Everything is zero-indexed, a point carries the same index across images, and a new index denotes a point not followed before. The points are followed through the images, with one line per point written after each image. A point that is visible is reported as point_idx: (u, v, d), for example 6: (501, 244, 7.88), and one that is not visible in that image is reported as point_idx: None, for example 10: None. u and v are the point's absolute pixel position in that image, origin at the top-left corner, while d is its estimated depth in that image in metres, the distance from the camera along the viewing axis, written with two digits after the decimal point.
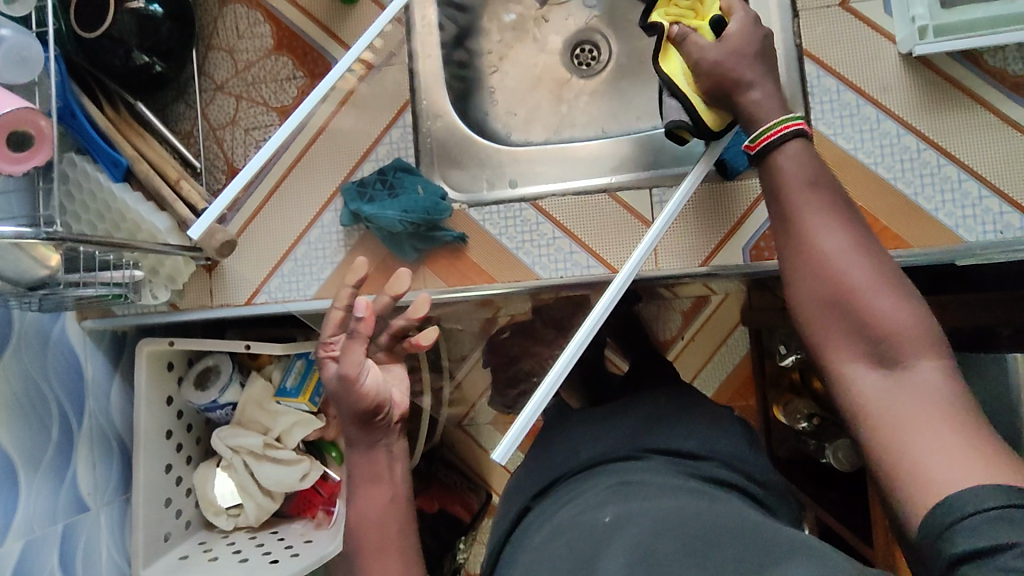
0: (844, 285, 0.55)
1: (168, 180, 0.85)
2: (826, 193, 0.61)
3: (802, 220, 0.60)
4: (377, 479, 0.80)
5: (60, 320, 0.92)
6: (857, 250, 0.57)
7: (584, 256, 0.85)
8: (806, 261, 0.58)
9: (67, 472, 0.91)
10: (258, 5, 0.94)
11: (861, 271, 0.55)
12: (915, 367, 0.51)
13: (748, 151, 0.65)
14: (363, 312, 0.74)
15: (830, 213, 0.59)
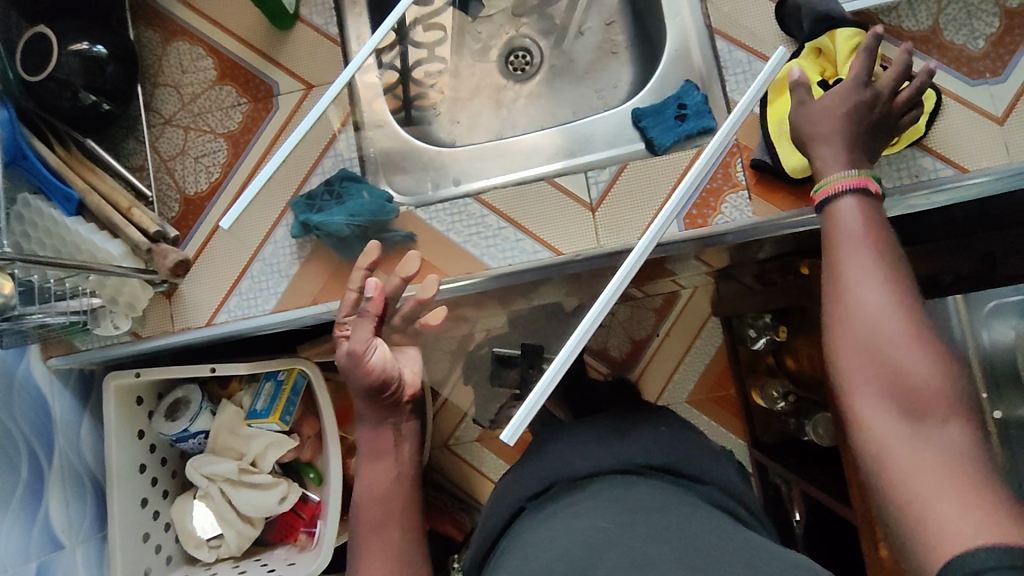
0: (876, 338, 0.54)
1: (120, 209, 0.88)
2: (871, 242, 0.59)
3: (845, 270, 0.58)
4: (379, 456, 0.85)
5: (24, 358, 0.93)
6: (901, 304, 0.55)
7: (530, 242, 0.88)
8: (842, 308, 0.57)
9: (39, 509, 0.91)
10: (199, 40, 0.96)
11: (902, 326, 0.54)
12: (938, 423, 0.50)
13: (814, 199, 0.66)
14: (373, 292, 0.81)
15: (874, 263, 0.58)
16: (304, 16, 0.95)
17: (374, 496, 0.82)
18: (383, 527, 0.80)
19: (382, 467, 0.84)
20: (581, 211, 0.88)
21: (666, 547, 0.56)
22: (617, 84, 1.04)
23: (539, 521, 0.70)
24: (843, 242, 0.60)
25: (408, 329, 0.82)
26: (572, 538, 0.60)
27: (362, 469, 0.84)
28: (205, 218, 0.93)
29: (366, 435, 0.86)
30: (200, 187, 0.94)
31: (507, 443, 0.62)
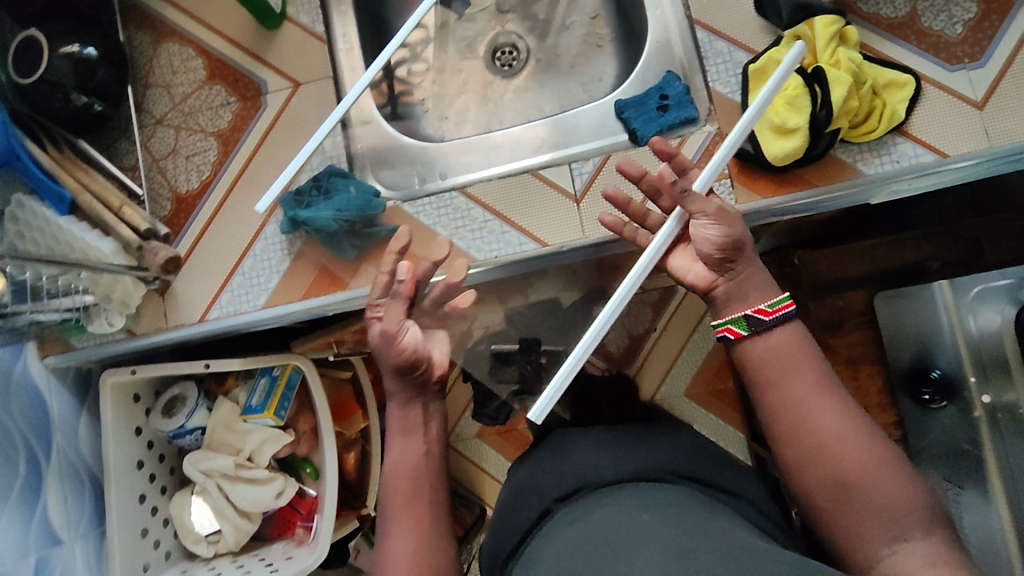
0: (846, 466, 0.63)
1: (111, 208, 0.89)
2: (811, 369, 0.67)
3: (798, 406, 0.66)
4: (409, 434, 0.80)
5: (21, 356, 0.94)
6: (854, 428, 0.64)
7: (515, 235, 0.89)
8: (808, 442, 0.65)
9: (38, 504, 0.93)
10: (189, 41, 0.97)
11: (859, 448, 0.63)
12: (920, 538, 0.59)
13: (762, 314, 0.68)
14: (405, 276, 0.78)
15: (819, 392, 0.66)
16: (291, 15, 0.96)
17: (403, 474, 0.77)
18: (409, 507, 0.75)
19: (413, 446, 0.79)
20: (566, 203, 0.89)
21: (708, 545, 0.59)
22: (603, 78, 1.05)
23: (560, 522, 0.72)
24: (794, 374, 0.67)
25: (437, 312, 0.83)
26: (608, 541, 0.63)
27: (394, 445, 0.80)
28: (197, 216, 0.94)
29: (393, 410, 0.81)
30: (191, 186, 0.95)
31: (536, 423, 0.67)
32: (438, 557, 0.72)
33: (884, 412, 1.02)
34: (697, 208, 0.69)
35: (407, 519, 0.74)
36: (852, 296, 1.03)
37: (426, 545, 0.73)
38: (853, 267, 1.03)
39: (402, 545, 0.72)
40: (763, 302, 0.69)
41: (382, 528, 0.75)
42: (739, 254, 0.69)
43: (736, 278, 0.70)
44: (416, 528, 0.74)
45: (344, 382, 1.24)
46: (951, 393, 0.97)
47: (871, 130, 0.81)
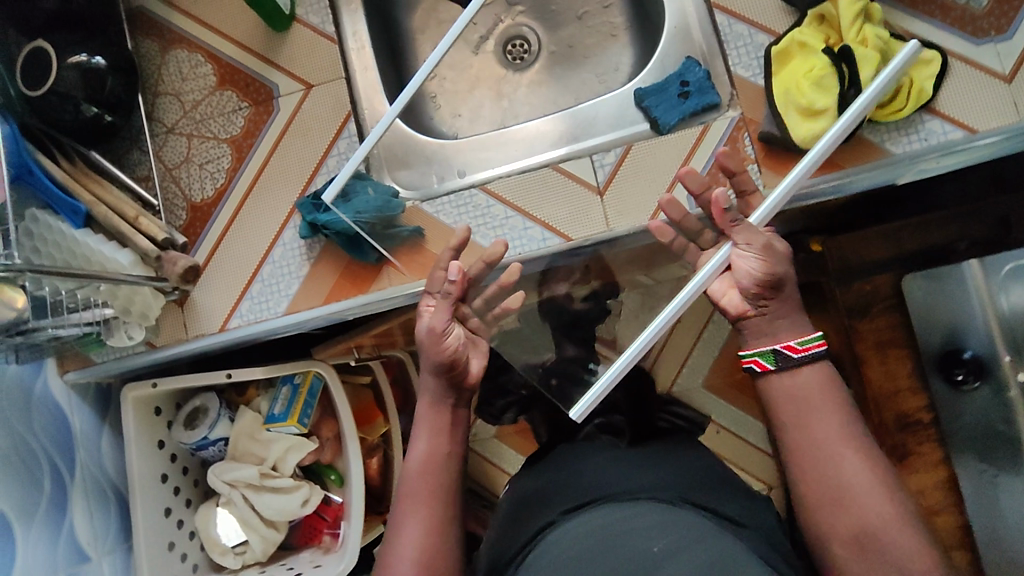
0: (867, 517, 0.61)
1: (127, 219, 0.87)
2: (837, 413, 0.65)
3: (821, 450, 0.64)
4: (437, 429, 0.77)
5: (41, 373, 0.93)
6: (876, 479, 0.62)
7: (538, 230, 0.87)
8: (830, 488, 0.63)
9: (64, 521, 0.91)
10: (198, 47, 0.96)
11: (880, 499, 0.61)
12: None
13: (791, 351, 0.67)
14: (457, 276, 0.79)
15: (843, 438, 0.64)
16: (301, 16, 0.95)
17: (425, 468, 0.73)
18: (424, 503, 0.72)
19: (439, 444, 0.76)
20: (589, 195, 0.87)
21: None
22: (618, 68, 1.03)
23: (571, 528, 0.71)
24: (817, 416, 0.65)
25: (486, 314, 0.82)
26: (625, 555, 0.63)
27: (418, 438, 0.76)
28: (213, 224, 0.93)
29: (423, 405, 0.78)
30: (206, 194, 0.94)
31: (578, 421, 0.70)
32: (447, 562, 0.69)
33: (916, 396, 0.99)
34: (745, 238, 0.68)
35: (422, 516, 0.71)
36: (879, 280, 1.00)
37: (438, 546, 0.70)
38: (879, 251, 1.01)
39: (412, 542, 0.69)
40: (792, 339, 0.67)
41: (392, 520, 0.72)
42: (774, 294, 0.68)
43: (766, 313, 0.69)
44: (432, 526, 0.70)
45: (364, 388, 1.25)
46: (984, 373, 0.96)
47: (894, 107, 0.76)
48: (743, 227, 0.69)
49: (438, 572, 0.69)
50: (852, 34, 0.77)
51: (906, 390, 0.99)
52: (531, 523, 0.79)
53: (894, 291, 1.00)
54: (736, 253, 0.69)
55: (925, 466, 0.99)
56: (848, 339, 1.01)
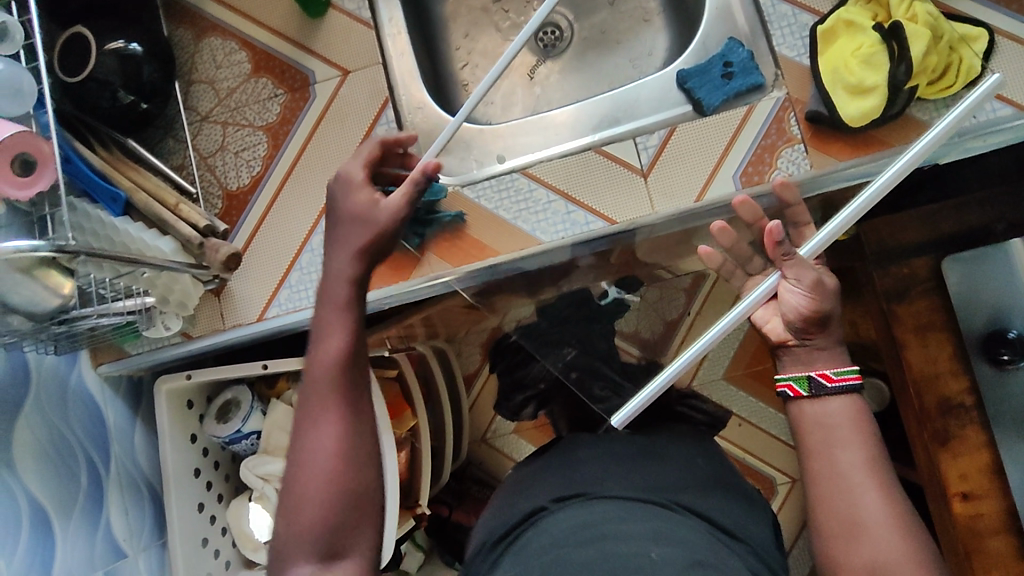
0: (879, 559, 0.56)
1: (168, 206, 0.85)
2: (863, 450, 0.61)
3: (841, 480, 0.60)
4: (351, 307, 0.63)
5: (75, 365, 0.91)
6: (898, 520, 0.58)
7: (582, 214, 0.87)
8: (844, 519, 0.59)
9: (101, 517, 0.90)
10: (231, 34, 0.95)
11: (898, 544, 0.57)
12: None
13: (826, 379, 0.64)
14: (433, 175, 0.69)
15: (868, 473, 0.59)
16: (335, 3, 0.94)
17: (334, 352, 0.60)
18: (337, 396, 0.59)
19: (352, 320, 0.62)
20: (632, 177, 0.87)
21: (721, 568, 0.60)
22: (651, 52, 1.03)
23: (560, 519, 0.72)
24: (843, 448, 0.61)
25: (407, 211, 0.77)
26: (619, 555, 0.64)
27: (325, 316, 0.62)
28: (251, 212, 0.92)
29: (332, 282, 0.64)
30: (242, 182, 0.92)
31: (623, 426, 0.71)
32: (364, 458, 0.58)
33: (958, 379, 0.99)
34: (793, 274, 0.67)
35: (332, 408, 0.59)
36: (917, 263, 1.00)
37: (356, 440, 0.59)
38: (916, 233, 1.00)
39: (325, 443, 0.57)
40: (827, 367, 0.64)
41: (300, 417, 0.60)
42: (819, 330, 0.66)
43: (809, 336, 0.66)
44: (344, 419, 0.59)
45: (390, 381, 1.24)
46: None
47: (946, 86, 0.76)
48: (793, 263, 0.67)
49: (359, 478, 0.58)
50: (903, 11, 0.78)
51: (947, 373, 0.99)
52: (524, 501, 0.80)
53: (934, 273, 0.99)
54: (783, 284, 0.68)
55: (966, 450, 0.98)
56: (886, 322, 1.01)
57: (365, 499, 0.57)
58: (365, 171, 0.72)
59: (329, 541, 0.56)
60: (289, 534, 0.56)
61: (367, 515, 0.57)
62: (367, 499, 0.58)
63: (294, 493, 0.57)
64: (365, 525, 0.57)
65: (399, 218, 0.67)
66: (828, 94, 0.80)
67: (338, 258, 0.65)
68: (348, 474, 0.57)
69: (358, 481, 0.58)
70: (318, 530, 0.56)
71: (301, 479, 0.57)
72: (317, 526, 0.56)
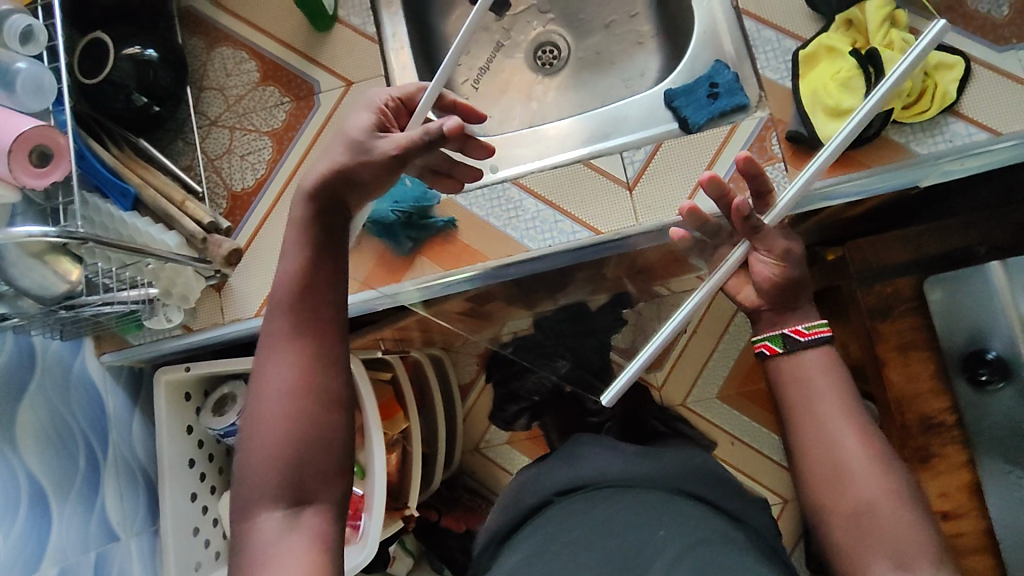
0: (861, 502, 0.60)
1: (174, 202, 0.90)
2: (839, 395, 0.64)
3: (820, 427, 0.63)
4: (311, 244, 0.61)
5: (79, 353, 0.96)
6: (875, 455, 0.62)
7: (569, 224, 0.91)
8: (828, 466, 0.62)
9: (96, 501, 0.93)
10: (242, 44, 1.00)
11: (880, 482, 0.60)
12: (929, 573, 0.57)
13: (799, 334, 0.66)
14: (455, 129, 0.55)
15: (843, 415, 0.63)
16: (342, 17, 0.99)
17: (294, 290, 0.59)
18: (296, 339, 0.59)
19: (315, 256, 0.60)
20: (618, 189, 0.90)
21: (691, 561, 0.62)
22: (644, 73, 1.07)
23: (563, 510, 0.76)
24: (819, 397, 0.64)
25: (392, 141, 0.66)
26: (620, 544, 0.67)
27: (287, 252, 0.61)
28: (253, 211, 0.96)
29: (295, 204, 0.62)
30: (246, 184, 0.97)
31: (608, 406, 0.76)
32: (326, 402, 0.58)
33: (938, 398, 1.00)
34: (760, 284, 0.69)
35: (291, 350, 0.58)
36: (900, 283, 1.02)
37: (318, 383, 0.58)
38: (899, 254, 1.02)
39: (282, 385, 0.57)
40: (798, 324, 0.67)
41: (261, 356, 0.59)
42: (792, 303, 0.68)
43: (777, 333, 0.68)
44: (306, 363, 0.58)
45: (384, 383, 1.27)
46: (1009, 373, 0.96)
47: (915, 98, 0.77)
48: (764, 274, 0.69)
49: (320, 420, 0.57)
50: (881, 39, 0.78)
51: (927, 393, 1.01)
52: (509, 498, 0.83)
53: (916, 293, 1.01)
54: (755, 255, 0.68)
55: (948, 467, 0.99)
56: (869, 340, 1.03)
57: (329, 444, 0.57)
58: (392, 101, 0.66)
59: (288, 487, 0.56)
60: (247, 477, 0.56)
61: (329, 459, 0.57)
62: (329, 440, 0.57)
63: (253, 435, 0.57)
64: (327, 467, 0.57)
65: (377, 169, 0.60)
66: (807, 115, 0.83)
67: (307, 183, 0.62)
68: (308, 424, 0.57)
69: (318, 424, 0.57)
70: (277, 475, 0.55)
71: (258, 422, 0.57)
72: (274, 473, 0.56)
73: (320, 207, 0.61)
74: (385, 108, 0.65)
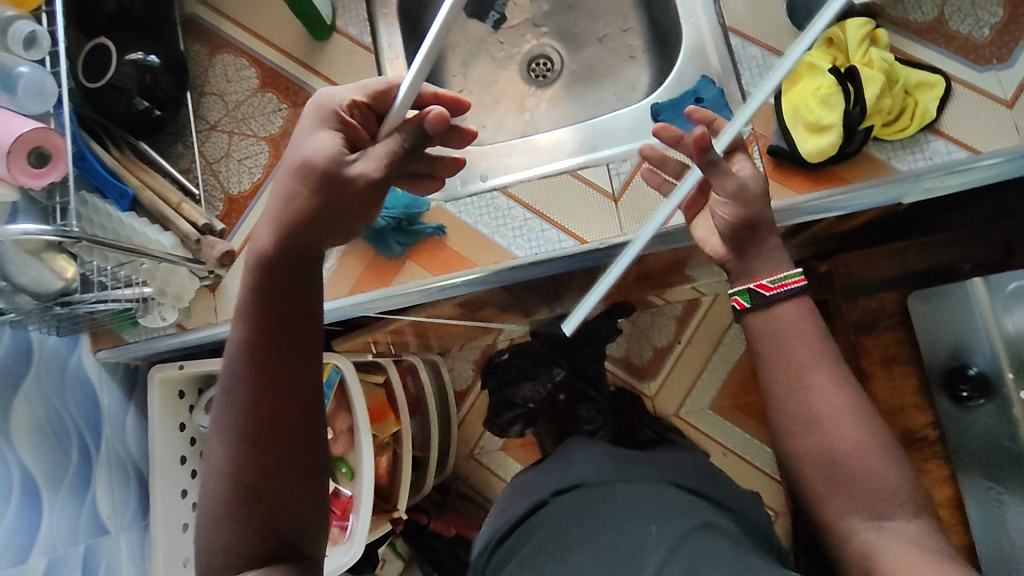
0: (835, 451, 0.61)
1: (171, 204, 0.93)
2: (813, 346, 0.65)
3: (796, 379, 0.64)
4: (258, 312, 0.60)
5: (76, 348, 0.98)
6: (849, 404, 0.62)
7: (555, 232, 0.92)
8: (803, 415, 0.63)
9: (87, 494, 0.95)
10: (243, 52, 1.03)
11: (855, 433, 0.61)
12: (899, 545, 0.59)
13: (764, 289, 0.66)
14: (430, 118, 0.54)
15: (816, 367, 0.64)
16: (340, 27, 1.01)
17: (242, 356, 0.60)
18: (242, 414, 0.59)
19: (274, 302, 0.60)
20: (604, 200, 0.93)
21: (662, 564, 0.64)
22: (635, 86, 1.09)
23: (549, 513, 0.78)
24: (795, 347, 0.65)
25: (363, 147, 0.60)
26: (620, 534, 0.69)
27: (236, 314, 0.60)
28: (249, 214, 0.98)
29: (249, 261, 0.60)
30: (243, 187, 0.99)
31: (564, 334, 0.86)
32: (273, 475, 0.59)
33: (922, 413, 1.01)
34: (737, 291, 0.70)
35: (254, 399, 0.59)
36: (885, 297, 1.03)
37: (268, 451, 0.59)
38: (885, 268, 1.03)
39: (228, 463, 0.59)
40: (764, 277, 0.67)
41: (214, 426, 0.61)
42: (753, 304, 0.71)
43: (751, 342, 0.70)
44: (264, 421, 0.59)
45: (376, 387, 1.28)
46: (991, 391, 0.95)
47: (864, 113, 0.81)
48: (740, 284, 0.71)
49: (266, 493, 0.59)
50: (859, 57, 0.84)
51: (912, 407, 1.01)
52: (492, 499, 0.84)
53: (901, 308, 1.03)
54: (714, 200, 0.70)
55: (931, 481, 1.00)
56: (854, 353, 1.04)
57: (280, 513, 0.59)
58: (355, 107, 0.60)
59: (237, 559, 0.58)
60: (204, 543, 0.60)
61: (279, 529, 0.59)
62: (278, 511, 0.59)
63: (208, 505, 0.60)
64: (276, 537, 0.59)
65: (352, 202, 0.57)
66: (787, 130, 0.85)
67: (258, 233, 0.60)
68: (255, 499, 0.59)
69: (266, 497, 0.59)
70: (225, 548, 0.58)
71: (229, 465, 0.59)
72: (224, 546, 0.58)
73: (274, 264, 0.59)
74: (348, 117, 0.59)
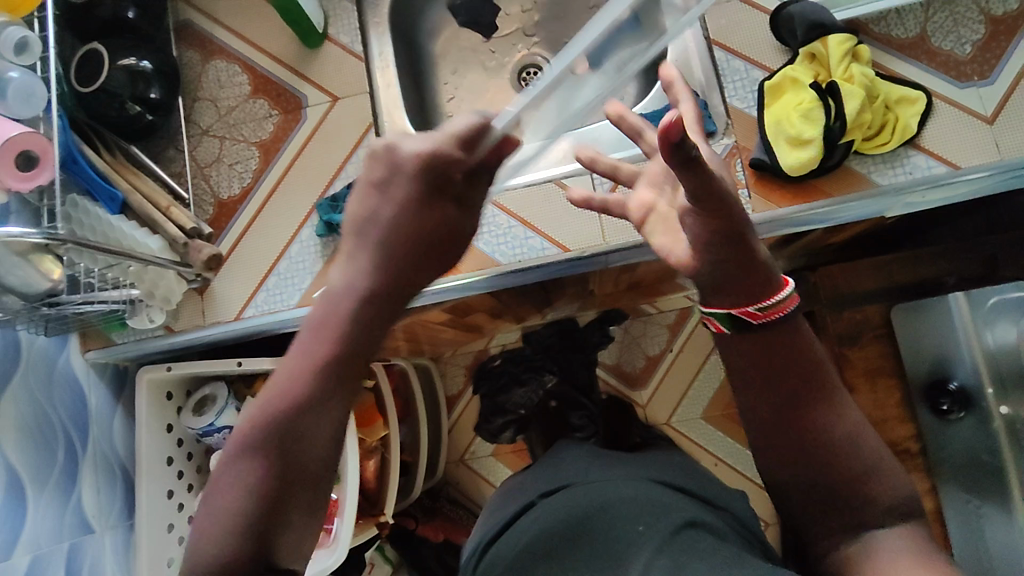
0: (823, 480, 0.59)
1: (159, 208, 0.94)
2: (804, 372, 0.60)
3: (789, 409, 0.60)
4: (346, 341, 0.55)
5: (65, 349, 0.99)
6: (844, 431, 0.60)
7: (538, 240, 0.93)
8: (794, 445, 0.60)
9: (73, 493, 0.96)
10: (236, 58, 1.04)
11: (847, 459, 0.59)
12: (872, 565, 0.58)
13: (750, 318, 0.60)
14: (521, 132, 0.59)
15: (809, 395, 0.60)
16: (332, 35, 1.03)
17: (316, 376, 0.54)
18: (288, 433, 0.54)
19: (368, 337, 0.55)
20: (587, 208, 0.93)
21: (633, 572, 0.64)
22: (624, 97, 1.10)
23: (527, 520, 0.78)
24: (785, 373, 0.60)
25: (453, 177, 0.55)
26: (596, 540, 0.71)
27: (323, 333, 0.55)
28: (239, 218, 0.99)
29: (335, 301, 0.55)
30: (233, 192, 1.00)
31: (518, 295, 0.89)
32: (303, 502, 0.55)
33: (904, 424, 1.01)
34: None
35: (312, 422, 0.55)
36: (869, 310, 1.04)
37: (307, 478, 0.55)
38: (871, 281, 1.03)
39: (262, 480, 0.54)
40: (751, 306, 0.59)
41: (246, 434, 0.55)
42: None
43: None
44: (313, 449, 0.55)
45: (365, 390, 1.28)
46: (970, 404, 0.97)
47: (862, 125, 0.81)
48: None
49: (291, 517, 0.55)
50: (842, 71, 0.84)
51: (894, 418, 1.02)
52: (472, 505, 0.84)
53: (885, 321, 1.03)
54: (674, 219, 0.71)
55: None
56: (838, 364, 1.04)
57: (295, 541, 0.56)
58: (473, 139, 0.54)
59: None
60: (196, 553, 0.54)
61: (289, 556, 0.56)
62: (292, 538, 0.55)
63: (217, 516, 0.54)
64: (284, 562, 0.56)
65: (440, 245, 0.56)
66: (769, 143, 0.86)
67: (357, 272, 0.55)
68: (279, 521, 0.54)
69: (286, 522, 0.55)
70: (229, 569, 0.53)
71: (256, 479, 0.54)
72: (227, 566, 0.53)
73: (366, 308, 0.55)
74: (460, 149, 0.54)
